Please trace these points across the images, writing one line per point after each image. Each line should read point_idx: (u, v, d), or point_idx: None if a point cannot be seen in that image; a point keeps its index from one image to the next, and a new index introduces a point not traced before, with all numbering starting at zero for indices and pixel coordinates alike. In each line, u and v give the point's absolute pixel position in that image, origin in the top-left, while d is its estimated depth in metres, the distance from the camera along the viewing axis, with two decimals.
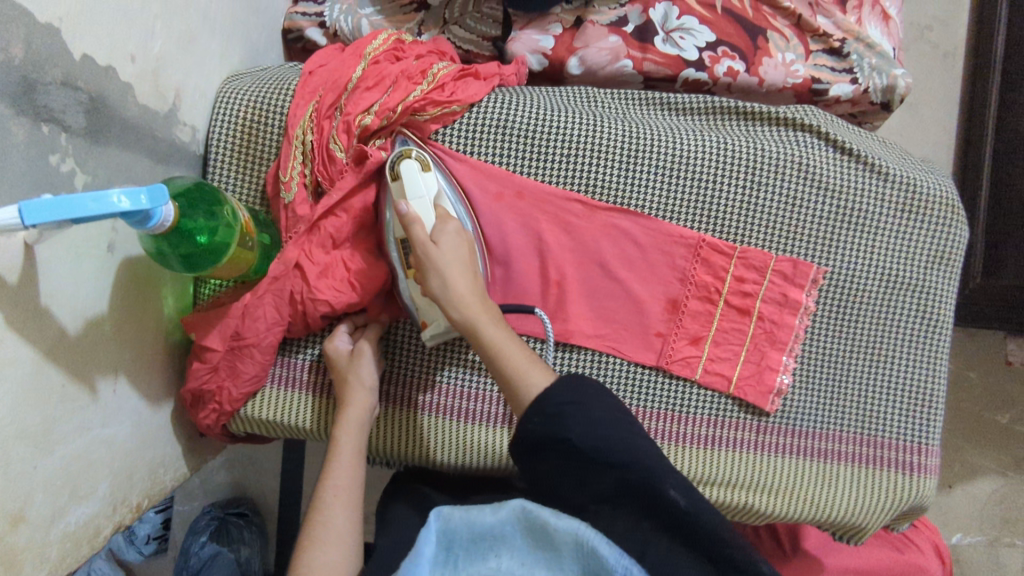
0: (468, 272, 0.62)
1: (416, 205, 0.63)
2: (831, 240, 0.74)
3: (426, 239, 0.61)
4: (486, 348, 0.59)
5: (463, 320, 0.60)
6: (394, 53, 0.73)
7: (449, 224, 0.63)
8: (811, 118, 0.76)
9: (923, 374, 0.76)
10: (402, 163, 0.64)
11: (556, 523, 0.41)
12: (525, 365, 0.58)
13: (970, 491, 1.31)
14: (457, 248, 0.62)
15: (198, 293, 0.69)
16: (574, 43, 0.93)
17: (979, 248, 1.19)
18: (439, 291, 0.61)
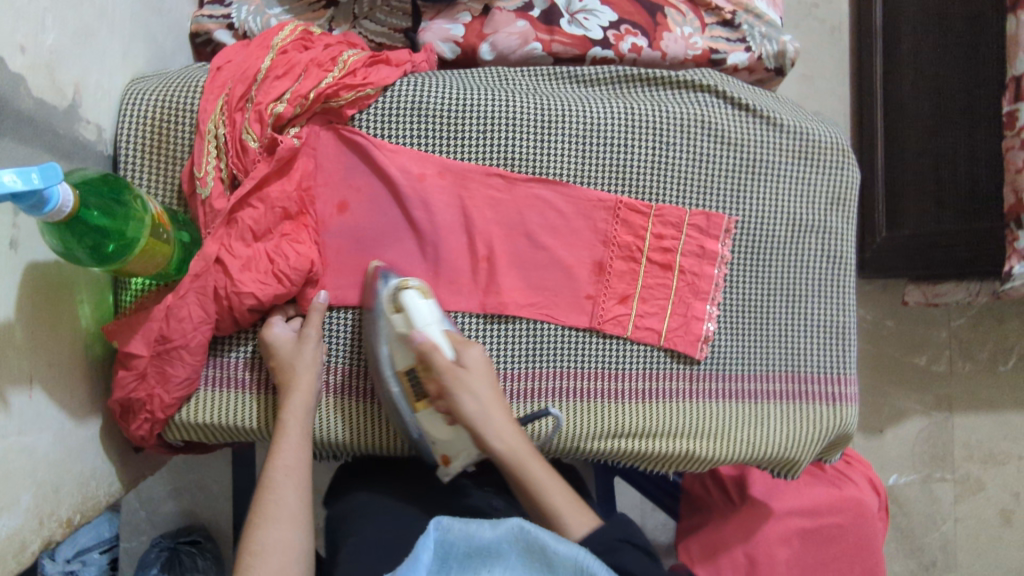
0: (500, 411, 0.65)
1: (429, 332, 0.65)
2: (739, 192, 0.79)
3: (452, 371, 0.64)
4: (528, 486, 0.62)
5: (507, 457, 0.63)
6: (303, 44, 0.73)
7: (467, 351, 0.66)
8: (708, 80, 0.81)
9: (834, 310, 0.82)
10: (404, 293, 0.66)
11: (554, 546, 0.50)
12: (568, 501, 0.61)
13: (899, 433, 1.40)
14: (482, 377, 0.65)
15: (118, 302, 0.67)
16: (483, 30, 0.96)
17: (880, 202, 1.30)
18: (475, 419, 0.63)
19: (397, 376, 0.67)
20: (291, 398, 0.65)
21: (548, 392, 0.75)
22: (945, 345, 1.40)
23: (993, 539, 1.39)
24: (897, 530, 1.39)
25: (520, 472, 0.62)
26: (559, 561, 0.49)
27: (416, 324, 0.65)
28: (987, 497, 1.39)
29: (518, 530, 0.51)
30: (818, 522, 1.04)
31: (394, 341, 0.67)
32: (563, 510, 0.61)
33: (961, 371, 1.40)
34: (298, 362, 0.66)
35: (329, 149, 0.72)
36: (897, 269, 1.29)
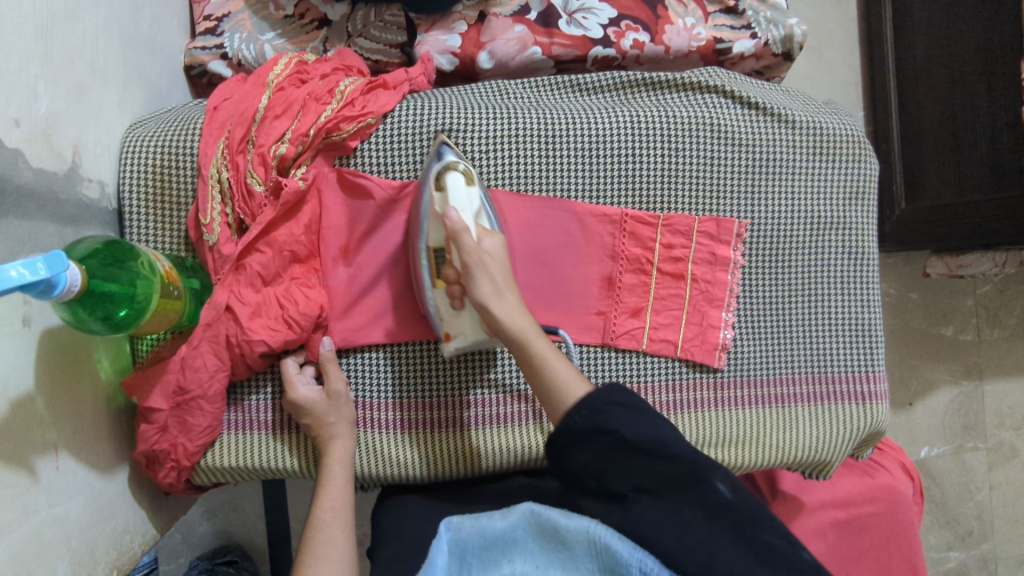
0: (513, 293, 0.63)
1: (463, 215, 0.64)
2: (751, 193, 0.77)
3: (477, 247, 0.62)
4: (534, 362, 0.60)
5: (513, 332, 0.61)
6: (299, 77, 0.72)
7: (492, 235, 0.64)
8: (714, 80, 0.79)
9: (859, 306, 0.80)
10: (446, 172, 0.65)
11: (567, 525, 0.47)
12: (570, 378, 0.59)
13: (930, 405, 1.38)
14: (501, 262, 0.63)
15: (136, 352, 0.67)
16: (481, 38, 0.96)
17: (897, 175, 1.27)
18: (489, 300, 0.61)
19: (425, 251, 0.67)
20: (333, 443, 0.67)
21: (508, 416, 0.73)
22: (972, 313, 1.37)
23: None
24: (931, 504, 1.37)
25: (523, 348, 0.61)
26: (573, 536, 0.47)
27: (451, 204, 0.64)
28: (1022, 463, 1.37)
29: (531, 515, 0.49)
30: (852, 513, 1.03)
31: (430, 216, 0.66)
32: (558, 385, 0.59)
33: (989, 338, 1.37)
34: (334, 414, 0.67)
35: (334, 191, 0.70)
36: (918, 243, 1.27)
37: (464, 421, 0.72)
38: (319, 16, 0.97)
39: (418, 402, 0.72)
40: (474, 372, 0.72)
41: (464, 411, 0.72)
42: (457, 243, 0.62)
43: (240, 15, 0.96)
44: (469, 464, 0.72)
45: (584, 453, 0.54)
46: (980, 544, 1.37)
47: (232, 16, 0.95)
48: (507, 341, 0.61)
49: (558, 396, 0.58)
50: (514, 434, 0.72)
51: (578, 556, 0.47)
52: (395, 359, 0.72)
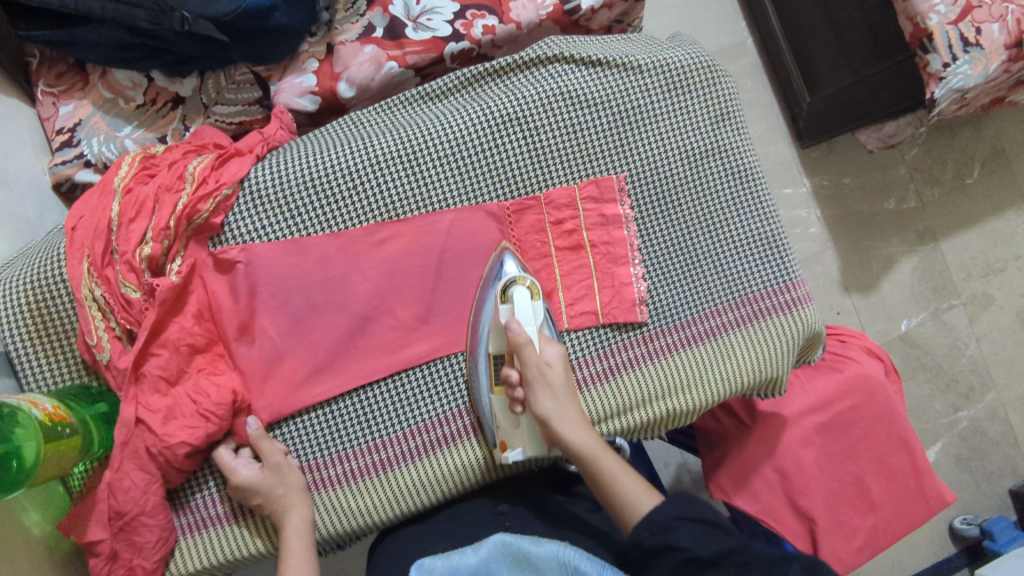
0: (574, 413, 0.66)
1: (526, 330, 0.68)
2: (622, 144, 0.78)
3: (540, 363, 0.66)
4: (603, 477, 0.63)
5: (579, 450, 0.64)
6: (147, 173, 0.71)
7: (553, 348, 0.68)
8: (553, 50, 0.80)
9: (759, 220, 0.81)
10: (514, 289, 0.70)
11: (537, 551, 0.55)
12: (640, 493, 0.62)
13: (897, 280, 1.39)
14: (561, 373, 0.67)
15: (69, 487, 0.66)
16: (335, 69, 0.96)
17: (794, 73, 1.30)
18: (549, 415, 0.65)
19: (486, 357, 0.72)
20: (289, 514, 0.66)
21: (451, 436, 0.73)
22: (908, 180, 1.40)
23: (1018, 342, 1.40)
24: (928, 372, 1.38)
25: (591, 462, 0.64)
26: (545, 562, 0.54)
27: (518, 319, 0.68)
28: (1000, 306, 1.40)
29: (502, 546, 0.56)
30: (833, 413, 1.03)
31: (492, 324, 0.71)
32: (626, 501, 0.62)
33: (931, 199, 1.40)
34: (282, 486, 0.67)
35: (214, 275, 0.70)
36: (835, 128, 1.29)
37: None
38: (171, 97, 0.96)
39: (361, 447, 0.72)
40: (398, 407, 0.72)
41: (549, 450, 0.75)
42: (521, 356, 0.66)
43: (92, 119, 0.95)
44: (423, 494, 0.73)
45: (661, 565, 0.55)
46: (984, 396, 1.39)
47: (84, 122, 0.95)
48: (572, 455, 0.65)
49: (628, 515, 0.61)
50: (449, 455, 0.73)
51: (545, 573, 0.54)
52: (328, 414, 0.71)
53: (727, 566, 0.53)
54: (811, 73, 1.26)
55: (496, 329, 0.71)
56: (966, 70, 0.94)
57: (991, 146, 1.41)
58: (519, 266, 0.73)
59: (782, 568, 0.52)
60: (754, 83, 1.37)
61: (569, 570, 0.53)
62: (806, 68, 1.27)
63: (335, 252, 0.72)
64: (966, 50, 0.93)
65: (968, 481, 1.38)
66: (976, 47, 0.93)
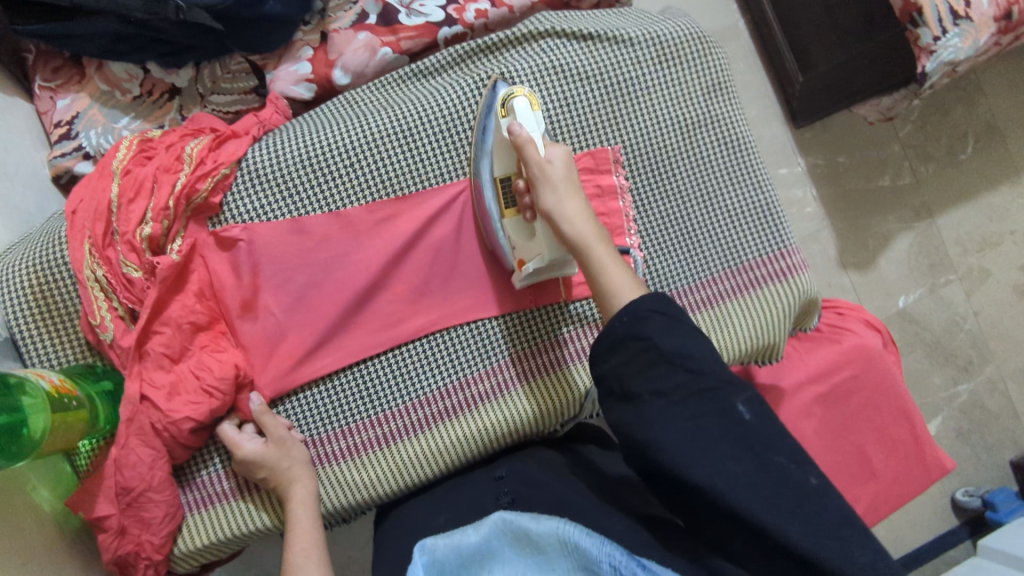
0: (578, 205, 0.65)
1: (529, 132, 0.67)
2: (614, 116, 0.79)
3: (540, 160, 0.65)
4: (592, 264, 0.63)
5: (574, 240, 0.64)
6: (145, 154, 0.72)
7: (558, 149, 0.67)
8: (545, 25, 0.81)
9: (752, 189, 0.82)
10: (514, 100, 0.69)
11: (537, 528, 0.54)
12: (623, 279, 0.61)
13: (893, 255, 1.39)
14: (567, 173, 0.66)
15: (76, 466, 0.68)
16: (330, 57, 0.97)
17: (786, 53, 1.31)
18: (552, 209, 0.65)
19: (491, 182, 0.72)
20: (294, 488, 0.68)
21: (477, 396, 0.74)
22: (902, 157, 1.40)
23: (1017, 315, 1.40)
24: (927, 346, 1.39)
25: (582, 250, 0.63)
26: (545, 539, 0.53)
27: (519, 124, 0.67)
28: (997, 280, 1.40)
29: (502, 524, 0.55)
30: (832, 383, 1.03)
31: (496, 143, 0.71)
32: (612, 289, 0.61)
33: (926, 175, 1.40)
34: (286, 459, 0.68)
35: (215, 252, 0.70)
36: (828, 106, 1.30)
37: (559, 362, 0.76)
38: (167, 88, 0.97)
39: (365, 420, 0.73)
40: (408, 378, 0.74)
41: (565, 292, 0.77)
42: (523, 155, 0.66)
43: (90, 111, 0.96)
44: (428, 465, 0.74)
45: (617, 356, 0.57)
46: (983, 369, 1.40)
47: (82, 115, 0.96)
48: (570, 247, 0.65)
49: (612, 301, 0.61)
50: (473, 414, 0.74)
51: (549, 555, 0.53)
52: (331, 391, 0.72)
53: (682, 369, 0.54)
54: (803, 51, 1.27)
55: (499, 145, 0.71)
56: (957, 42, 0.95)
57: (985, 122, 1.40)
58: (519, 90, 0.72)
59: (734, 401, 0.53)
60: (746, 65, 1.38)
61: (570, 545, 0.52)
62: (798, 46, 1.28)
63: (332, 228, 0.73)
64: (956, 23, 0.94)
65: (970, 454, 1.39)
66: (965, 20, 0.94)
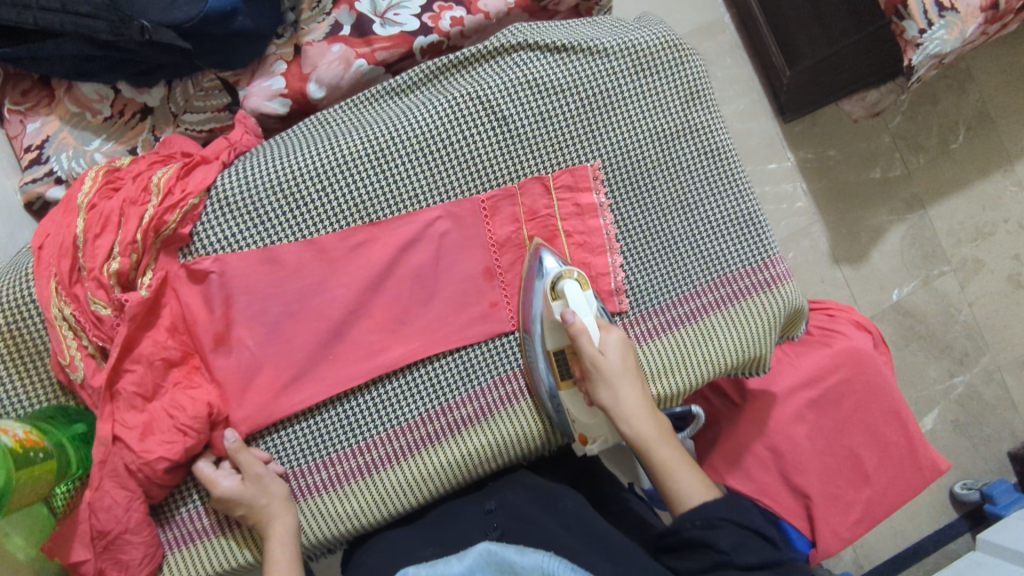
0: (643, 401, 0.66)
1: (583, 319, 0.67)
2: (592, 129, 0.77)
3: (596, 354, 0.66)
4: (661, 466, 0.64)
5: (642, 443, 0.65)
6: (111, 187, 0.70)
7: (612, 335, 0.67)
8: (518, 38, 0.79)
9: (734, 198, 0.80)
10: (563, 282, 0.69)
11: (522, 561, 0.52)
12: (693, 486, 0.63)
13: (886, 249, 1.38)
14: (625, 363, 0.66)
15: (52, 507, 0.66)
16: (303, 70, 0.94)
17: (773, 47, 1.29)
18: (611, 404, 0.66)
19: (544, 354, 0.71)
20: (273, 525, 0.67)
21: (481, 411, 0.73)
22: (892, 148, 1.38)
23: (1011, 305, 1.40)
24: (922, 339, 1.38)
25: (650, 454, 0.65)
26: (528, 571, 0.51)
27: (572, 309, 0.67)
28: (991, 271, 1.39)
29: (488, 555, 0.53)
30: (825, 388, 1.02)
31: (544, 321, 0.71)
32: (679, 488, 0.63)
33: (917, 166, 1.39)
34: (264, 495, 0.67)
35: (187, 285, 0.69)
36: (816, 100, 1.28)
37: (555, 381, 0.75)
38: (139, 107, 0.95)
39: (346, 449, 0.71)
40: (429, 392, 0.73)
41: None
42: (578, 347, 0.66)
43: (60, 134, 0.94)
44: (415, 492, 0.73)
45: (692, 563, 0.58)
46: (979, 360, 1.39)
47: (52, 139, 0.93)
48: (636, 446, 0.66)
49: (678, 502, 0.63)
50: (506, 420, 0.74)
51: None
52: (309, 422, 0.71)
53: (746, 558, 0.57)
54: (790, 46, 1.25)
55: (549, 321, 0.70)
56: (942, 35, 0.93)
57: (975, 110, 1.40)
58: (558, 261, 0.72)
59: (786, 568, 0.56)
60: (732, 60, 1.35)
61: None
62: (785, 41, 1.25)
63: (306, 257, 0.71)
64: (941, 15, 0.92)
65: (967, 446, 1.38)
66: (951, 11, 0.92)
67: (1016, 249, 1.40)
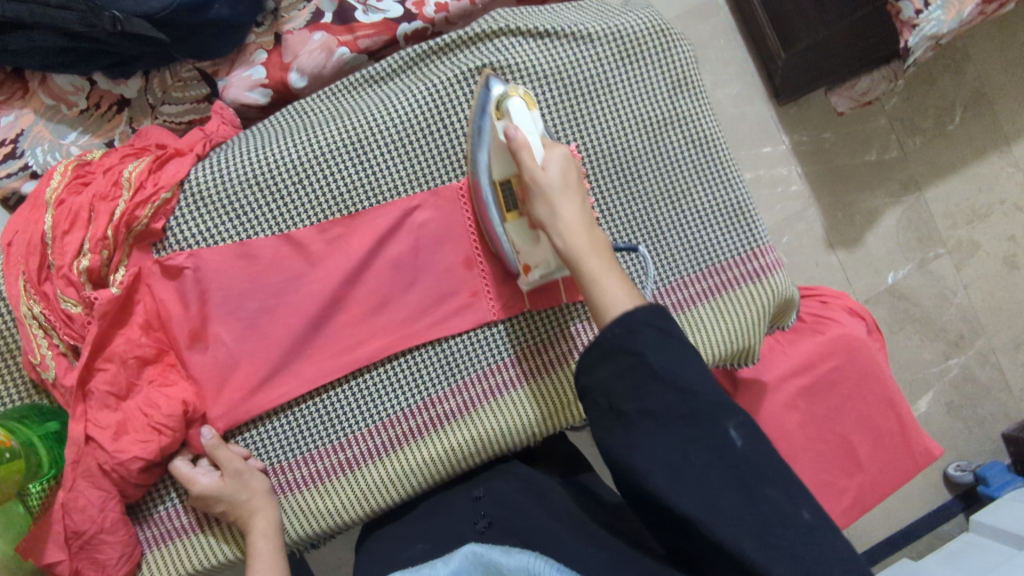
0: (579, 212, 0.62)
1: (527, 135, 0.64)
2: (575, 116, 0.75)
3: (533, 166, 0.62)
4: (586, 276, 0.60)
5: (567, 250, 0.61)
6: (81, 181, 0.69)
7: (556, 151, 0.63)
8: (500, 23, 0.77)
9: (722, 186, 0.78)
10: (508, 101, 0.66)
11: (507, 560, 0.51)
12: (617, 291, 0.58)
13: (882, 231, 1.36)
14: (566, 178, 0.63)
15: (28, 506, 0.66)
16: (284, 59, 0.92)
17: (767, 28, 1.26)
18: (546, 217, 0.62)
19: (492, 185, 0.69)
20: (254, 519, 0.66)
21: (463, 405, 0.72)
22: (888, 130, 1.36)
23: (1007, 287, 1.38)
24: (917, 322, 1.36)
25: (576, 266, 0.60)
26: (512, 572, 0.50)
27: (515, 126, 0.64)
28: (987, 252, 1.38)
29: (473, 556, 0.53)
30: (815, 376, 1.00)
31: (491, 148, 0.68)
32: (605, 300, 0.58)
33: (913, 148, 1.37)
34: (245, 492, 0.66)
35: (161, 281, 0.67)
36: (810, 82, 1.25)
37: (535, 372, 0.74)
38: (116, 99, 0.92)
39: (329, 446, 0.71)
40: (409, 386, 0.72)
41: (571, 309, 0.74)
42: (518, 160, 0.63)
43: (35, 127, 0.91)
44: (397, 487, 0.72)
45: (605, 371, 0.55)
46: (974, 343, 1.37)
47: (27, 132, 0.91)
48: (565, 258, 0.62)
49: (604, 311, 0.58)
50: (471, 422, 0.72)
51: None
52: (290, 419, 0.70)
53: (673, 393, 0.52)
54: (785, 26, 1.22)
55: (496, 147, 0.68)
56: (940, 15, 0.91)
57: (973, 90, 1.37)
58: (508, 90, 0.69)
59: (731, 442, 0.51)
60: (725, 43, 1.32)
61: None
62: (779, 21, 1.22)
63: (282, 251, 0.70)
64: None
65: (961, 428, 1.37)
66: None
67: (1012, 230, 1.38)
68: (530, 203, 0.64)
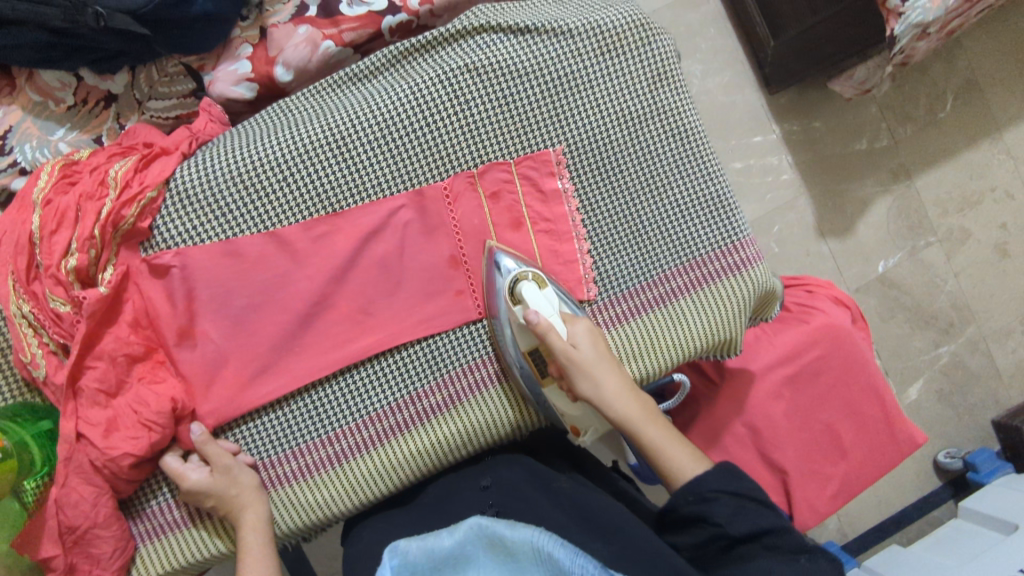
0: (619, 377, 0.67)
1: (549, 318, 0.68)
2: (557, 112, 0.76)
3: (567, 349, 0.66)
4: (652, 448, 0.66)
5: (627, 422, 0.66)
6: (68, 181, 0.69)
7: (580, 326, 0.68)
8: (481, 19, 0.78)
9: (703, 180, 0.79)
10: (520, 286, 0.69)
11: (512, 535, 0.51)
12: (681, 455, 0.65)
13: (873, 220, 1.36)
14: (596, 349, 0.68)
15: (22, 501, 0.67)
16: (269, 53, 0.91)
17: (758, 17, 1.25)
18: (594, 393, 0.67)
19: (521, 356, 0.71)
20: (243, 514, 0.67)
21: (450, 399, 0.73)
22: (879, 118, 1.36)
23: (997, 275, 1.40)
24: (907, 311, 1.37)
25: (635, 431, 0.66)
26: (518, 546, 0.51)
27: (534, 310, 0.68)
28: (977, 241, 1.39)
29: (478, 528, 0.52)
30: (801, 364, 1.01)
31: (512, 326, 0.71)
32: (671, 468, 0.65)
33: (904, 136, 1.37)
34: (235, 486, 0.67)
35: (149, 279, 0.68)
36: (801, 71, 1.25)
37: None
38: (103, 95, 0.92)
39: (316, 440, 0.72)
40: (396, 380, 0.73)
41: None
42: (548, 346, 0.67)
43: (24, 124, 0.91)
44: (385, 480, 0.73)
45: (692, 536, 0.61)
46: (963, 331, 1.39)
47: (15, 128, 0.90)
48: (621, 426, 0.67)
49: (676, 479, 0.64)
50: (486, 406, 0.74)
51: (522, 561, 0.51)
52: (277, 414, 0.71)
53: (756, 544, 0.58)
54: (776, 14, 1.21)
55: (517, 327, 0.70)
56: (925, 4, 0.94)
57: (964, 78, 1.38)
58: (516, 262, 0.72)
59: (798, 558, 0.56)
60: (715, 31, 1.32)
61: (543, 556, 0.50)
62: (769, 9, 1.22)
63: (268, 248, 0.70)
64: None
65: (951, 415, 1.39)
66: None
67: (1001, 218, 1.39)
68: (571, 382, 0.68)
